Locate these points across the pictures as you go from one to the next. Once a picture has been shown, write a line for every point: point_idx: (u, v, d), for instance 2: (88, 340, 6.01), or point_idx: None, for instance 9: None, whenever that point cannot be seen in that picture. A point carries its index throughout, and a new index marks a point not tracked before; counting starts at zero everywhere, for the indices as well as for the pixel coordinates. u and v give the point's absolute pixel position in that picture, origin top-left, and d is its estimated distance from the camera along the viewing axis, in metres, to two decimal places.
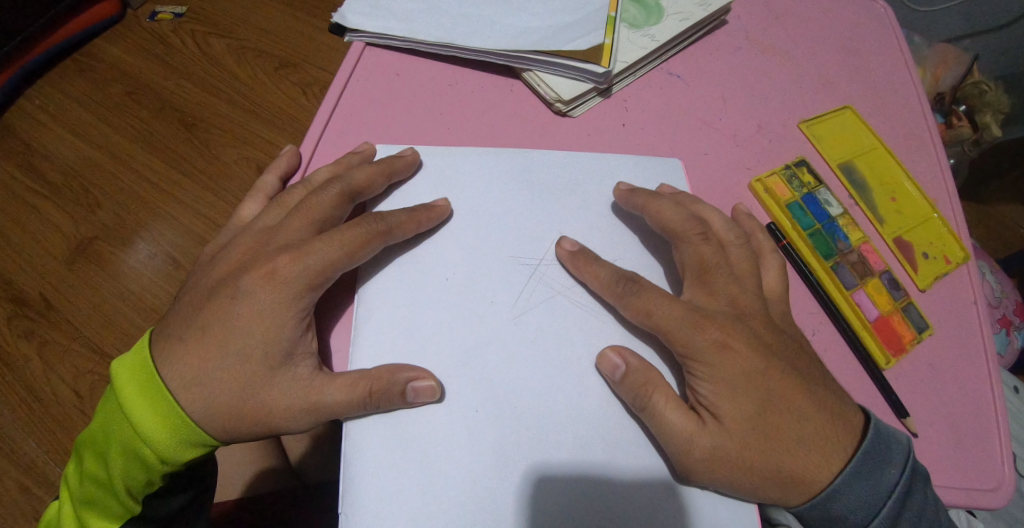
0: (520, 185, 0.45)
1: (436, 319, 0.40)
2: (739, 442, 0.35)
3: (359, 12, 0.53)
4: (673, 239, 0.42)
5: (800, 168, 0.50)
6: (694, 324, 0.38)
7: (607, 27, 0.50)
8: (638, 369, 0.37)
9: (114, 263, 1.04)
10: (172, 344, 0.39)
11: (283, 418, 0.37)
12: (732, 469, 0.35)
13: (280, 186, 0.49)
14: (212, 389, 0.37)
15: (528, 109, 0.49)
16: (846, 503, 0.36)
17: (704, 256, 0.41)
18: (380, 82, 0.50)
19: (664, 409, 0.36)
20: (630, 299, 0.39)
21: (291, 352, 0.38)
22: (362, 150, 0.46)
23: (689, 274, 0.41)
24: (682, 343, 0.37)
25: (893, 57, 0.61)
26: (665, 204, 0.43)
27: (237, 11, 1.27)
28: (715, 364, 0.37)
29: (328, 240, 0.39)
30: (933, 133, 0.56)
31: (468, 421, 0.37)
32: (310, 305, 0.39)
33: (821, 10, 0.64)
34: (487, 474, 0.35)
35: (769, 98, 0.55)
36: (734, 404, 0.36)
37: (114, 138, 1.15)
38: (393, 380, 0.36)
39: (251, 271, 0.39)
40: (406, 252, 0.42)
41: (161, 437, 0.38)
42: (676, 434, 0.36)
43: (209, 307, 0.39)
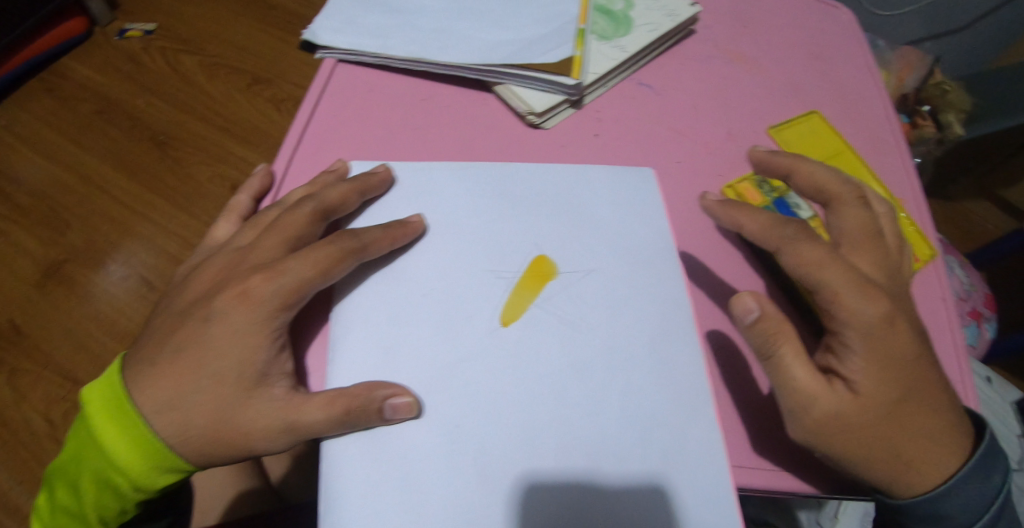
0: (495, 198, 0.45)
1: (413, 334, 0.39)
2: (870, 415, 0.36)
3: (330, 28, 0.53)
4: (833, 201, 0.44)
5: (770, 173, 0.51)
6: (863, 293, 0.37)
7: (577, 39, 0.51)
8: (774, 319, 0.37)
9: (87, 286, 1.01)
10: (145, 368, 0.38)
11: (262, 440, 0.36)
12: (851, 439, 0.36)
13: (253, 207, 0.48)
14: (186, 413, 0.36)
15: (502, 122, 0.50)
16: (957, 504, 0.37)
17: (865, 222, 0.42)
18: (353, 99, 0.50)
19: (790, 362, 0.36)
20: (787, 248, 0.40)
21: (266, 373, 0.37)
22: (335, 169, 0.45)
23: (846, 236, 0.42)
24: (849, 311, 0.37)
25: (856, 63, 0.63)
26: (819, 169, 0.45)
27: (209, 28, 1.26)
28: (874, 339, 0.37)
29: (301, 259, 0.39)
30: (897, 136, 0.58)
31: (446, 438, 0.36)
32: (283, 325, 0.38)
33: (787, 18, 0.66)
34: (466, 492, 0.35)
35: (738, 105, 0.56)
36: (880, 383, 0.36)
37: (83, 158, 1.12)
38: (371, 397, 0.35)
39: (224, 292, 0.39)
40: (381, 269, 0.42)
41: (133, 465, 0.37)
42: (803, 392, 0.36)
43: (184, 328, 0.39)
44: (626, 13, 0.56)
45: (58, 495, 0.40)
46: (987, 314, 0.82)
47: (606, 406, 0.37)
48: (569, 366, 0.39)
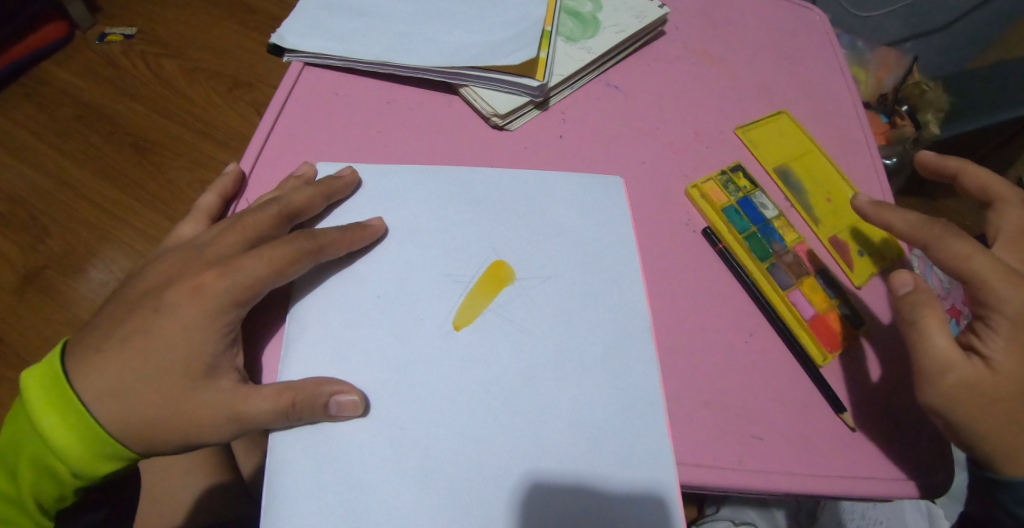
0: (460, 201, 0.46)
1: (372, 337, 0.39)
2: (1005, 388, 0.38)
3: (296, 31, 0.52)
4: (997, 204, 0.45)
5: (735, 173, 0.52)
6: (1011, 281, 0.39)
7: (542, 41, 0.51)
8: (927, 294, 0.40)
9: (66, 293, 1.00)
10: (89, 355, 0.38)
11: (208, 430, 0.36)
12: (983, 407, 0.37)
13: (224, 206, 0.47)
14: (130, 401, 0.37)
15: (466, 125, 0.50)
16: None
17: (1022, 225, 0.44)
18: (319, 102, 0.50)
19: (933, 328, 0.39)
20: (943, 239, 0.41)
21: (213, 366, 0.37)
22: (301, 174, 0.45)
23: (1002, 239, 0.44)
24: (994, 296, 0.39)
25: (823, 64, 0.64)
26: (984, 173, 0.46)
27: (190, 32, 1.26)
28: (1020, 320, 0.38)
29: (256, 255, 0.39)
30: (866, 135, 0.59)
31: (393, 438, 0.36)
32: (234, 320, 0.38)
33: (757, 19, 0.66)
34: (412, 492, 0.35)
35: (706, 106, 0.57)
36: (1018, 363, 0.38)
37: (62, 163, 1.11)
38: (317, 393, 0.35)
39: (177, 285, 0.39)
40: (342, 269, 0.42)
41: (78, 453, 0.36)
42: (939, 355, 0.38)
43: (132, 319, 0.39)
44: (594, 14, 0.56)
45: None
46: None
47: (559, 406, 0.38)
48: (523, 370, 0.39)
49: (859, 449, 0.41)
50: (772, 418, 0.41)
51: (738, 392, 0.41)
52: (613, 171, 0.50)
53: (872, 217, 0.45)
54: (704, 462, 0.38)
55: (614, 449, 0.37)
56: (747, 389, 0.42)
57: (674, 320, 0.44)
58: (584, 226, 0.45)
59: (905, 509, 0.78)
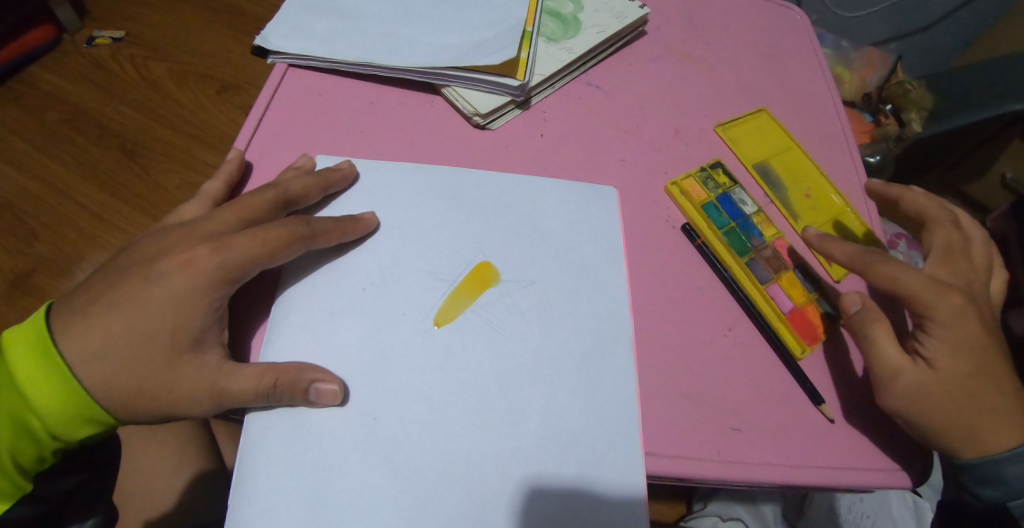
0: (442, 198, 0.46)
1: (359, 330, 0.40)
2: (947, 386, 0.41)
3: (280, 32, 0.53)
4: (928, 223, 0.51)
5: (715, 170, 0.53)
6: (938, 291, 0.43)
7: (523, 41, 0.52)
8: (872, 310, 0.44)
9: (54, 295, 1.00)
10: (76, 316, 0.38)
11: (186, 403, 0.37)
12: (932, 406, 0.40)
13: (229, 194, 0.46)
14: (114, 365, 0.37)
15: (448, 124, 0.50)
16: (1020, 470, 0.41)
17: (951, 240, 0.49)
18: (303, 103, 0.51)
19: (880, 339, 0.43)
20: (877, 265, 0.45)
21: (200, 339, 0.37)
22: (300, 165, 0.45)
23: (934, 255, 0.48)
24: (927, 305, 0.43)
25: (803, 63, 0.65)
26: (912, 198, 0.51)
27: (179, 36, 1.26)
28: (949, 326, 0.42)
29: (250, 235, 0.39)
30: (846, 133, 0.60)
31: (366, 428, 0.37)
32: (224, 297, 0.38)
33: (737, 19, 0.67)
34: (384, 483, 0.35)
35: (687, 104, 0.57)
36: (957, 362, 0.41)
37: (49, 166, 1.11)
38: (298, 377, 0.36)
39: (170, 256, 0.39)
40: (331, 259, 0.42)
41: (55, 409, 0.37)
42: (885, 363, 0.42)
43: (123, 286, 0.39)
44: (575, 15, 0.57)
45: None
46: None
47: (537, 402, 0.39)
48: (501, 368, 0.39)
49: (835, 439, 0.42)
50: (750, 410, 0.42)
51: (717, 385, 0.42)
52: (594, 168, 0.51)
53: (818, 247, 0.48)
54: (683, 453, 0.39)
55: (591, 445, 0.38)
56: (726, 381, 0.43)
57: (654, 314, 0.44)
58: (565, 224, 0.46)
59: (891, 502, 0.77)
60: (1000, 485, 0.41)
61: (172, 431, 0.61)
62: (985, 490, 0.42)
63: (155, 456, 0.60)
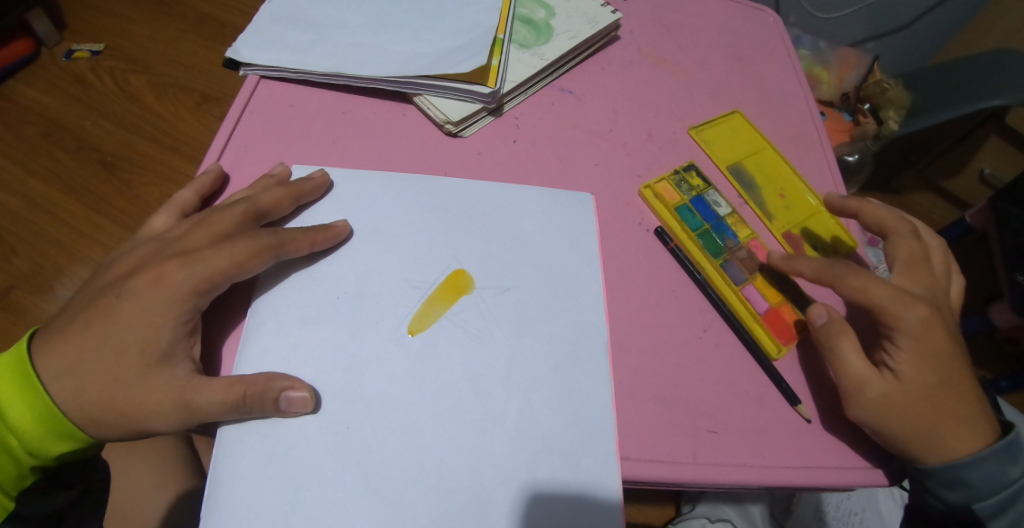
0: (417, 206, 0.46)
1: (330, 340, 0.39)
2: (912, 397, 0.41)
3: (251, 44, 0.53)
4: (887, 235, 0.50)
5: (688, 172, 0.53)
6: (905, 301, 0.43)
7: (494, 48, 0.52)
8: (840, 321, 0.44)
9: (33, 313, 0.98)
10: (54, 335, 0.38)
11: (156, 417, 0.36)
12: (897, 417, 0.41)
13: (201, 205, 0.46)
14: (85, 382, 0.37)
15: (420, 132, 0.50)
16: (978, 474, 0.42)
17: (914, 251, 0.48)
18: (275, 113, 0.50)
19: (846, 351, 0.42)
20: (845, 277, 0.45)
21: (169, 353, 0.36)
22: (276, 173, 0.44)
23: (899, 265, 0.48)
24: (894, 316, 0.43)
25: (774, 65, 0.66)
26: (875, 208, 0.50)
27: (158, 48, 1.25)
28: (915, 337, 0.42)
29: (218, 248, 0.39)
30: (817, 133, 0.61)
31: (339, 439, 0.36)
32: (195, 310, 0.38)
33: (709, 22, 0.68)
34: (359, 494, 0.35)
35: (659, 108, 0.58)
36: (921, 372, 0.42)
37: (28, 181, 1.09)
38: (268, 387, 0.35)
39: (140, 273, 0.39)
40: (303, 270, 0.42)
41: (26, 421, 0.37)
42: (853, 374, 0.42)
43: (98, 302, 0.39)
44: (547, 21, 0.58)
45: None
46: None
47: (510, 413, 0.38)
48: (473, 376, 0.39)
49: (811, 438, 0.42)
50: (726, 411, 0.42)
51: (692, 387, 0.42)
52: (566, 174, 0.51)
53: (783, 267, 0.48)
54: (658, 457, 0.39)
55: (566, 450, 0.38)
56: (700, 382, 0.43)
57: (628, 318, 0.44)
58: (538, 231, 0.46)
59: (878, 499, 0.78)
60: (963, 488, 0.42)
61: (152, 450, 0.61)
62: (950, 494, 0.42)
63: (134, 477, 0.59)
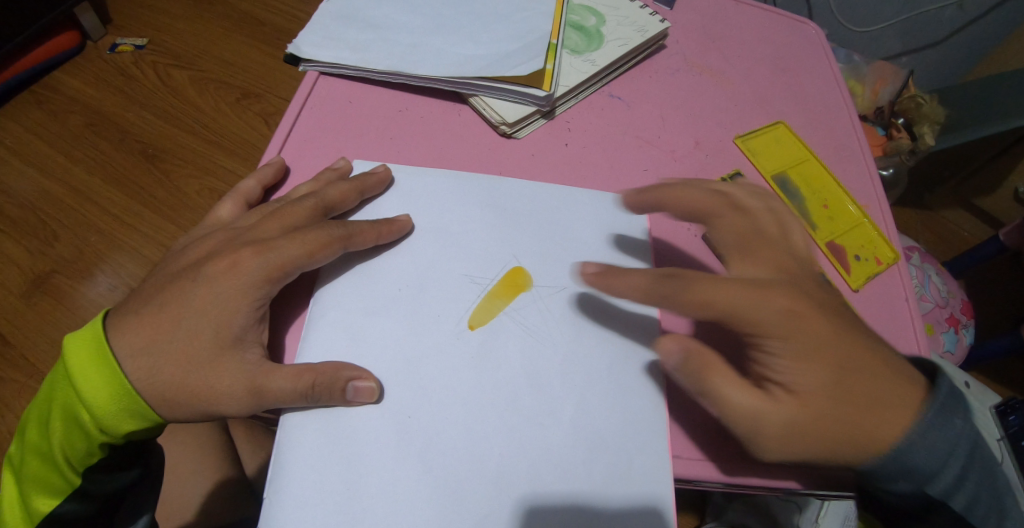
0: (475, 203, 0.47)
1: (389, 329, 0.41)
2: (813, 413, 0.37)
3: (312, 42, 0.54)
4: (703, 219, 0.45)
5: (735, 181, 0.54)
6: (756, 307, 0.39)
7: (549, 53, 0.54)
8: (694, 355, 0.39)
9: (72, 298, 1.02)
10: (128, 316, 0.41)
11: (225, 399, 0.38)
12: (806, 441, 0.37)
13: (264, 195, 0.48)
14: (158, 362, 0.38)
15: (476, 132, 0.52)
16: (922, 455, 0.39)
17: (738, 228, 0.44)
18: (334, 109, 0.52)
19: (726, 388, 0.38)
20: (681, 296, 0.40)
21: (241, 337, 0.38)
22: (339, 166, 0.46)
23: (729, 249, 0.44)
24: (751, 325, 0.39)
25: (819, 76, 0.66)
26: (686, 189, 0.46)
27: (199, 44, 1.29)
28: (789, 338, 0.38)
29: (292, 238, 0.41)
30: (862, 145, 0.61)
31: (400, 428, 0.37)
32: (266, 297, 0.40)
33: (755, 32, 0.68)
34: (417, 484, 0.36)
35: (706, 116, 0.58)
36: (811, 377, 0.38)
37: (72, 171, 1.13)
38: (336, 376, 0.37)
39: (216, 259, 0.41)
40: (365, 261, 0.43)
41: (100, 400, 0.38)
42: (746, 412, 0.37)
43: (173, 286, 0.41)
44: (598, 28, 0.59)
45: (30, 437, 0.42)
46: (964, 321, 0.89)
47: (564, 412, 0.39)
48: (531, 372, 0.40)
49: None
50: None
51: None
52: (616, 179, 0.51)
53: (605, 287, 0.43)
54: (707, 456, 0.40)
55: (616, 449, 0.39)
56: None
57: (675, 321, 0.45)
58: (587, 231, 0.47)
59: None
60: (913, 476, 0.39)
61: (190, 435, 0.63)
62: (903, 485, 0.39)
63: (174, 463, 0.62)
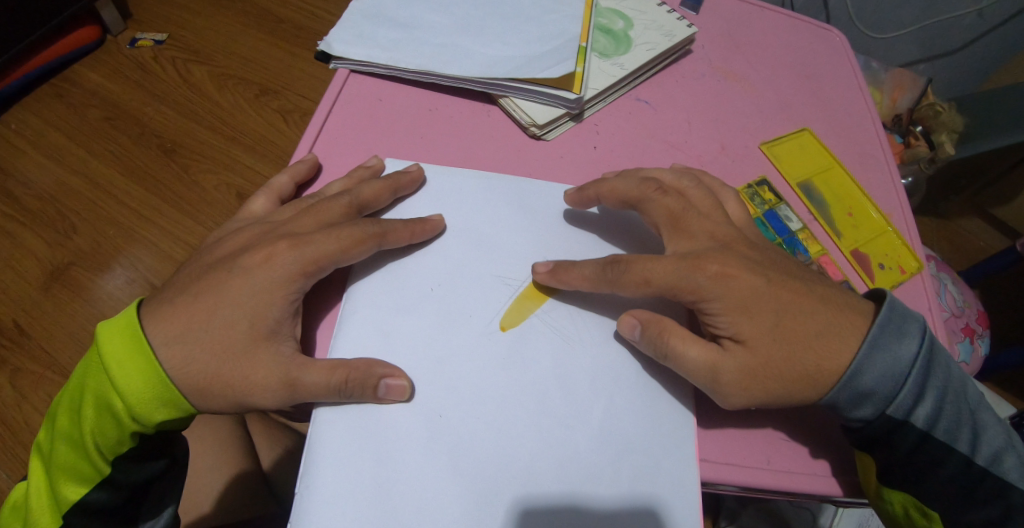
0: (503, 205, 0.47)
1: (418, 327, 0.41)
2: (764, 356, 0.39)
3: (344, 39, 0.55)
4: (639, 205, 0.46)
5: (761, 187, 0.55)
6: (692, 270, 0.41)
7: (578, 56, 0.54)
8: (651, 322, 0.41)
9: (90, 289, 1.03)
10: (163, 306, 0.41)
11: (258, 392, 0.38)
12: (764, 383, 0.39)
13: (295, 191, 0.48)
14: (193, 352, 0.39)
15: (505, 133, 0.52)
16: (873, 376, 0.39)
17: (670, 207, 0.45)
18: (364, 107, 0.52)
19: (680, 346, 0.40)
20: (623, 279, 0.42)
21: (275, 331, 0.39)
22: (371, 165, 0.47)
23: (665, 229, 0.45)
24: (689, 289, 0.41)
25: (845, 83, 0.66)
26: (612, 181, 0.46)
27: (219, 40, 1.30)
28: (725, 296, 0.41)
29: (327, 233, 0.41)
30: (887, 152, 0.61)
31: (431, 426, 0.38)
32: (299, 290, 0.41)
33: (781, 38, 0.68)
34: (450, 482, 0.36)
35: (732, 121, 0.59)
36: (752, 325, 0.40)
37: (92, 164, 1.14)
38: (369, 373, 0.37)
39: (252, 251, 0.42)
40: (397, 260, 0.44)
41: (134, 388, 0.38)
42: (700, 366, 0.40)
43: (209, 278, 0.42)
44: (626, 32, 0.59)
45: (60, 424, 0.42)
46: (979, 331, 0.88)
47: (593, 413, 0.39)
48: (560, 373, 0.41)
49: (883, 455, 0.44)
50: (799, 424, 0.43)
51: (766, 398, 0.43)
52: None
53: (558, 283, 0.43)
54: (733, 461, 0.40)
55: (644, 451, 0.39)
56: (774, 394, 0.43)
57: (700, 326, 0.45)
58: (612, 237, 0.48)
59: None
60: (871, 399, 0.39)
61: (209, 430, 0.64)
62: (864, 410, 0.39)
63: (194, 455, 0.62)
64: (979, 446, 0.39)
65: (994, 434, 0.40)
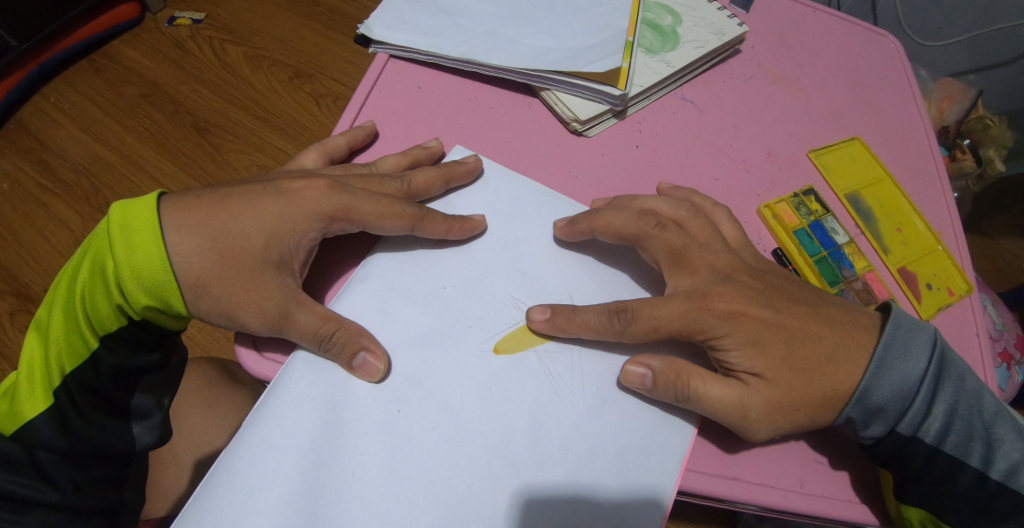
0: (537, 206, 0.47)
1: (439, 323, 0.41)
2: (786, 389, 0.38)
3: (385, 24, 0.54)
4: (637, 242, 0.44)
5: (807, 196, 0.51)
6: (700, 310, 0.40)
7: (624, 51, 0.52)
8: (663, 370, 0.39)
9: None
10: (194, 197, 0.43)
11: (244, 311, 0.39)
12: (790, 414, 0.38)
13: (348, 154, 0.48)
14: (201, 244, 0.40)
15: (546, 127, 0.51)
16: (883, 394, 0.38)
17: (671, 243, 0.43)
18: (403, 93, 0.51)
19: (701, 384, 0.38)
20: (631, 329, 0.40)
21: (280, 263, 0.40)
22: (431, 147, 0.47)
23: (666, 265, 0.43)
24: (698, 331, 0.40)
25: (903, 89, 0.62)
26: (608, 214, 0.44)
27: (255, 21, 1.30)
28: (736, 334, 0.40)
29: (364, 191, 0.42)
30: (939, 166, 0.57)
31: (388, 415, 0.38)
32: (314, 236, 0.42)
33: (835, 40, 0.65)
34: (456, 473, 0.37)
35: (781, 126, 0.56)
36: (767, 358, 0.39)
37: (125, 138, 1.16)
38: (355, 339, 0.39)
39: (295, 178, 0.43)
40: (434, 249, 0.45)
41: (145, 261, 0.39)
42: (728, 406, 0.38)
43: (245, 187, 0.44)
44: (673, 28, 0.57)
45: (57, 299, 0.42)
46: (1019, 356, 0.84)
47: (608, 423, 0.40)
48: (580, 380, 0.41)
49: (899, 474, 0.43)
50: (837, 447, 0.41)
51: None
52: (686, 185, 0.50)
53: (566, 330, 0.41)
54: (766, 481, 0.39)
55: (655, 458, 0.39)
56: None
57: None
58: (622, 258, 0.47)
59: None
60: (881, 417, 0.38)
61: (229, 410, 0.62)
62: (875, 427, 0.38)
63: (210, 435, 0.61)
64: (993, 460, 0.38)
65: (1012, 448, 0.38)
